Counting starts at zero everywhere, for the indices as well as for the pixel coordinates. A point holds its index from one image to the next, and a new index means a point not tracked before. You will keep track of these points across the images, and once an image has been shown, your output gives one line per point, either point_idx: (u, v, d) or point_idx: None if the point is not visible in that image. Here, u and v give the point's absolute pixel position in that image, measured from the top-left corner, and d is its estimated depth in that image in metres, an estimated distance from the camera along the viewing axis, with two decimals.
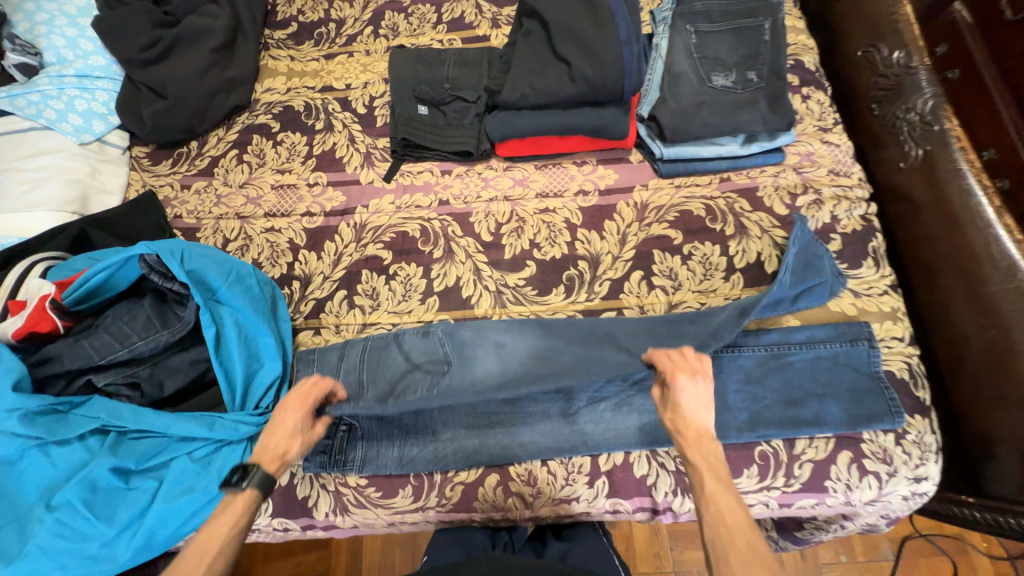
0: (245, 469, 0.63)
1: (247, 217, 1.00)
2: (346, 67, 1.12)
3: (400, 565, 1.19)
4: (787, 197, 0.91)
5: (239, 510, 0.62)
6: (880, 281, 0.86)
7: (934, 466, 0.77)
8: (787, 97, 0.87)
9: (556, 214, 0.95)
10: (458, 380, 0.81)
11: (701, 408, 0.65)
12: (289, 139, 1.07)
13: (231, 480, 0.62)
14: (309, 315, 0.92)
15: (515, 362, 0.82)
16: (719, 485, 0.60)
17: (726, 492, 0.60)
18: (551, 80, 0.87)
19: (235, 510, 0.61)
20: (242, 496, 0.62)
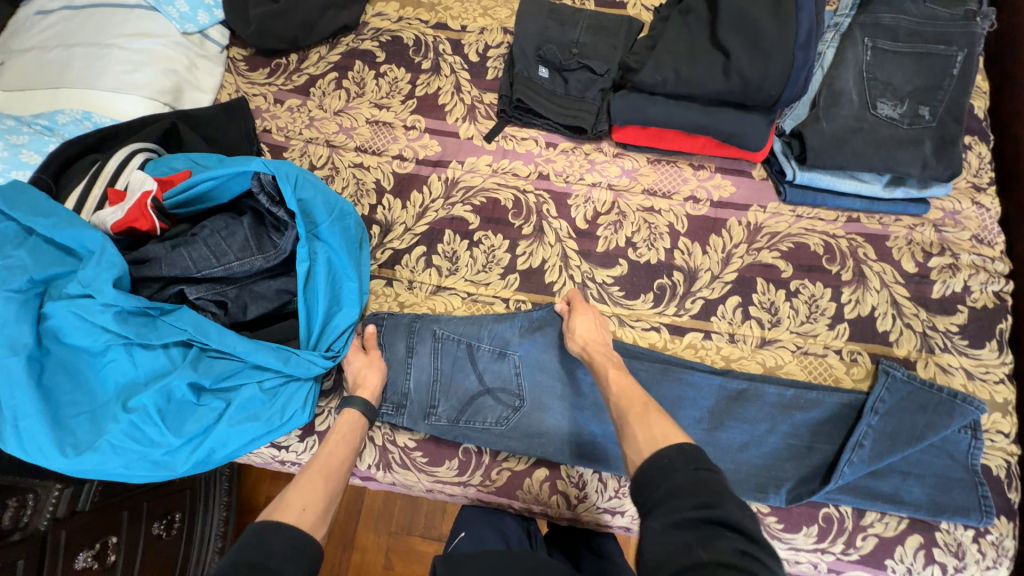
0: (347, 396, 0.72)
1: (337, 146, 0.95)
2: (465, 6, 1.04)
3: (399, 511, 1.19)
4: (919, 254, 0.83)
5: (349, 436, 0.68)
6: (999, 368, 0.79)
7: (1005, 570, 0.73)
8: (959, 145, 0.77)
9: (660, 216, 0.89)
10: (529, 421, 0.78)
11: (588, 325, 0.76)
12: (392, 73, 1.00)
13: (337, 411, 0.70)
14: (384, 264, 0.89)
15: (585, 419, 0.78)
16: (618, 372, 0.68)
17: (629, 379, 0.66)
18: (701, 69, 0.78)
19: (344, 428, 0.68)
20: (350, 420, 0.69)
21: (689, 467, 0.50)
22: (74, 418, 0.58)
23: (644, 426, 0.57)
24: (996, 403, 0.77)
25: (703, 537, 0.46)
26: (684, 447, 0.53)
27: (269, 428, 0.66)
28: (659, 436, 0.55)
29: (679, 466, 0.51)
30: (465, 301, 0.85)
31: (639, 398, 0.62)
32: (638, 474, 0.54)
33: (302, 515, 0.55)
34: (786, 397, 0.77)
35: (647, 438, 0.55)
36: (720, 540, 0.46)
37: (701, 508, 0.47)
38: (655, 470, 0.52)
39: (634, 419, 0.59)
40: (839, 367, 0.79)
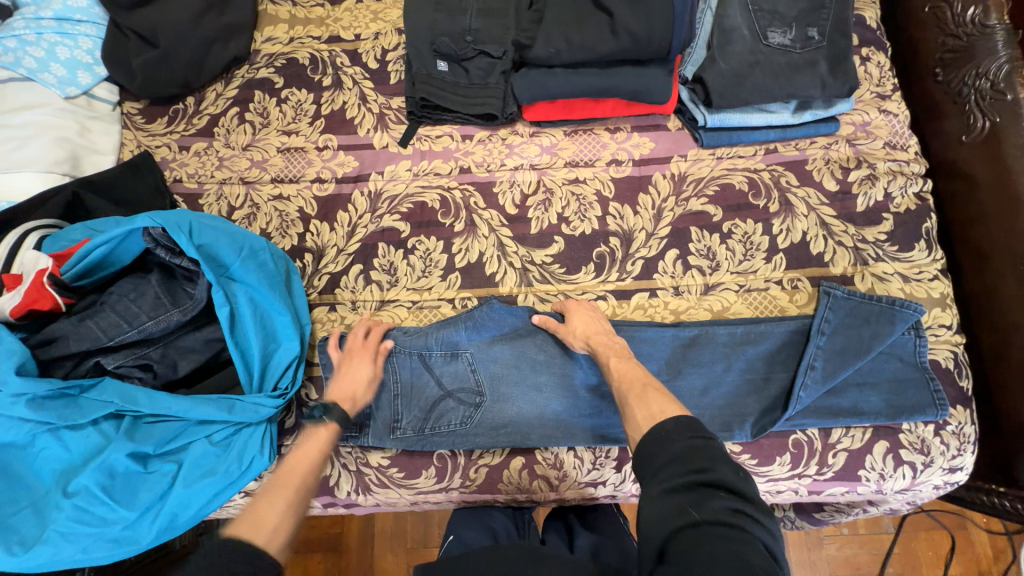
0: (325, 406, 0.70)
1: (253, 182, 0.93)
2: (354, 14, 1.01)
3: (411, 529, 1.18)
4: (839, 172, 0.84)
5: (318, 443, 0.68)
6: (931, 265, 0.81)
7: (970, 456, 0.76)
8: (851, 60, 0.79)
9: (587, 185, 0.89)
10: (492, 414, 0.78)
11: (582, 318, 0.77)
12: (294, 96, 0.98)
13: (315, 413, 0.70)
14: (323, 290, 0.87)
15: (547, 400, 0.79)
16: (619, 359, 0.70)
17: (631, 366, 0.69)
18: (589, 33, 0.78)
19: (320, 442, 0.68)
20: (326, 431, 0.69)
21: (685, 436, 0.52)
22: (17, 515, 0.56)
23: (643, 407, 0.60)
24: (934, 300, 0.80)
25: (696, 498, 0.47)
26: (684, 422, 0.54)
27: (229, 479, 0.64)
28: (658, 414, 0.58)
29: (676, 437, 0.53)
30: (411, 311, 0.85)
31: (638, 377, 0.65)
32: (639, 450, 0.55)
33: (273, 535, 0.55)
34: (736, 336, 0.78)
35: (647, 417, 0.58)
36: (713, 500, 0.47)
37: (695, 473, 0.49)
38: (654, 444, 0.54)
39: (634, 401, 0.62)
40: (783, 296, 0.80)
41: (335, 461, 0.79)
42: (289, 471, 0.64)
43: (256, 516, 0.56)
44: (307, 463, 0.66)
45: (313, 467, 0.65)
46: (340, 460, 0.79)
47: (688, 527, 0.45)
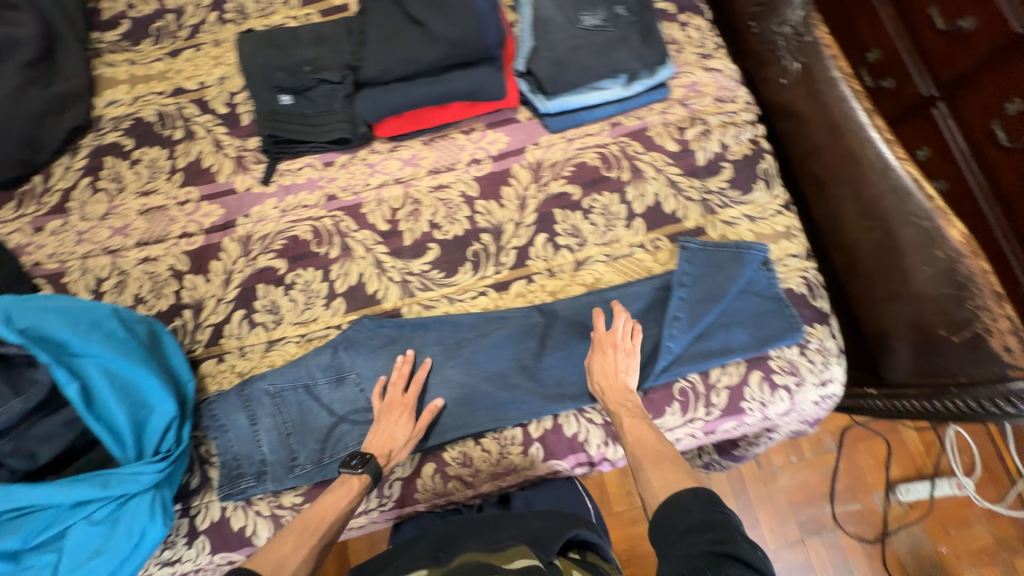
0: (363, 456, 0.72)
1: (117, 250, 0.90)
2: (196, 63, 1.01)
3: None
4: (676, 132, 0.90)
5: (353, 489, 0.71)
6: (773, 202, 0.88)
7: (836, 367, 0.82)
8: (656, 30, 0.87)
9: (451, 188, 0.91)
10: None
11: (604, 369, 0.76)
12: (147, 155, 0.96)
13: (352, 463, 0.72)
14: (208, 343, 0.86)
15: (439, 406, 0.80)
16: (635, 420, 0.71)
17: (644, 427, 0.71)
18: (409, 46, 0.81)
19: (352, 490, 0.71)
20: (359, 481, 0.71)
21: (704, 509, 0.56)
22: None
23: (659, 474, 0.63)
24: (780, 233, 0.86)
25: (711, 561, 0.50)
26: (706, 496, 0.59)
27: (123, 554, 0.64)
28: (674, 481, 0.62)
29: (696, 509, 0.57)
30: (299, 345, 0.84)
31: (653, 442, 0.68)
32: (657, 521, 0.59)
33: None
34: (610, 303, 0.83)
35: (663, 485, 0.62)
36: (728, 566, 0.49)
37: (713, 542, 0.52)
38: (673, 512, 0.58)
39: (644, 467, 0.66)
40: (647, 257, 0.85)
41: (248, 510, 0.77)
42: (317, 515, 0.68)
43: (280, 558, 0.61)
44: (336, 508, 0.69)
45: (341, 513, 0.69)
46: (253, 509, 0.77)
47: None
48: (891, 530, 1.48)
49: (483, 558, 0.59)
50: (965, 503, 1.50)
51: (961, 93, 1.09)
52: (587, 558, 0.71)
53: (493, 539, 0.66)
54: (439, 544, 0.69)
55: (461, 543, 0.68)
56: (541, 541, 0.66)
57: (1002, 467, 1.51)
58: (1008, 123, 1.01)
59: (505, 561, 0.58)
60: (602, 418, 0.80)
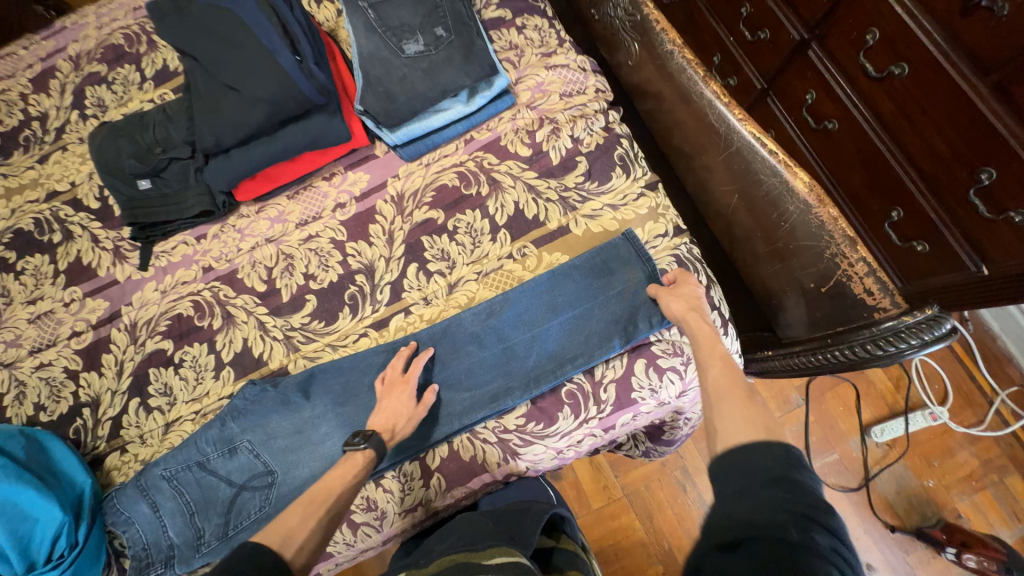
0: (364, 432, 0.72)
1: (12, 362, 0.92)
2: (64, 164, 1.02)
3: None
4: (527, 137, 0.90)
5: (359, 464, 0.71)
6: (632, 186, 0.87)
7: (723, 338, 0.82)
8: (480, 44, 0.87)
9: (320, 237, 0.92)
10: (287, 486, 0.80)
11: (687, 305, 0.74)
12: (30, 264, 0.97)
13: (354, 440, 0.72)
14: (109, 437, 0.87)
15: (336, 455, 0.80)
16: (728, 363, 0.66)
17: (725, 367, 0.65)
18: (233, 113, 0.81)
19: (355, 465, 0.70)
20: (362, 456, 0.71)
21: (796, 468, 0.48)
22: None
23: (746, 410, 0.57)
24: (644, 216, 0.85)
25: (796, 518, 0.42)
26: (789, 447, 0.50)
27: None
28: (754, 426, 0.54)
29: (775, 465, 0.48)
30: (195, 422, 0.85)
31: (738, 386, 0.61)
32: (725, 458, 0.53)
33: (297, 552, 0.59)
34: (485, 320, 0.83)
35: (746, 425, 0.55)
36: (818, 533, 0.41)
37: (801, 504, 0.43)
38: (747, 458, 0.50)
39: (719, 411, 0.59)
40: (517, 266, 0.85)
41: None
42: (324, 488, 0.68)
43: (286, 530, 0.61)
44: (343, 481, 0.69)
45: (347, 486, 0.68)
46: None
47: (770, 538, 0.41)
48: (873, 473, 1.41)
49: (463, 559, 0.62)
50: (945, 432, 1.44)
51: (827, 32, 1.04)
52: (562, 542, 0.76)
53: (471, 536, 0.69)
54: (419, 554, 0.71)
55: (440, 546, 0.70)
56: (519, 533, 0.70)
57: (977, 389, 1.46)
58: (872, 53, 0.97)
59: (485, 556, 0.62)
60: (496, 435, 0.80)
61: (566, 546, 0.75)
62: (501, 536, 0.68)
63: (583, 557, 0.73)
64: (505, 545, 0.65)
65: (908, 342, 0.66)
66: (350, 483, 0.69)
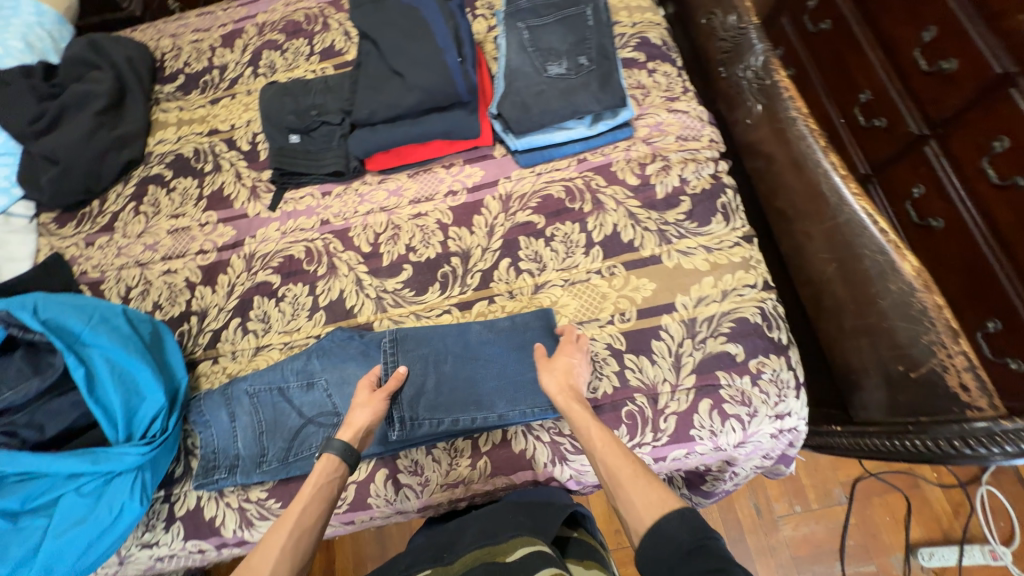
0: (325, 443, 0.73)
1: (146, 263, 1.06)
2: (230, 109, 1.19)
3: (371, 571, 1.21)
4: (637, 168, 0.96)
5: (321, 475, 0.70)
6: (730, 234, 0.90)
7: (794, 401, 0.81)
8: (617, 76, 0.93)
9: (428, 216, 1.00)
10: None
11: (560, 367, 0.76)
12: (181, 184, 1.13)
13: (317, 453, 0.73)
14: (207, 346, 0.97)
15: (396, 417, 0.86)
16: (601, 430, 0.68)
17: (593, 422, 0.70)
18: (391, 94, 0.93)
19: (318, 475, 0.70)
20: (324, 462, 0.71)
21: (696, 536, 0.53)
22: None
23: (641, 492, 0.60)
24: (736, 264, 0.88)
25: None
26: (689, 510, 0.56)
27: (101, 527, 0.73)
28: (659, 502, 0.58)
29: (683, 538, 0.54)
30: (282, 351, 0.94)
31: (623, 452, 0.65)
32: (644, 544, 0.56)
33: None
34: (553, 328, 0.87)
35: (647, 505, 0.58)
36: None
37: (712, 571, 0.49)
38: (659, 543, 0.55)
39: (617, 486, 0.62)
40: (603, 283, 0.89)
41: (220, 501, 0.86)
42: (291, 509, 0.66)
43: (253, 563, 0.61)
44: (304, 497, 0.68)
45: (310, 499, 0.67)
46: (224, 500, 0.86)
47: None
48: None
49: (487, 558, 0.65)
50: None
51: (952, 133, 1.04)
52: (580, 535, 0.77)
53: (492, 531, 0.72)
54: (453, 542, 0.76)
55: (459, 540, 0.73)
56: (538, 523, 0.72)
57: None
58: (997, 161, 0.95)
59: (507, 553, 0.65)
60: (549, 435, 0.83)
61: (580, 536, 0.77)
62: (522, 528, 0.70)
63: (601, 552, 0.74)
64: (525, 537, 0.67)
65: (999, 448, 0.64)
66: (313, 498, 0.67)
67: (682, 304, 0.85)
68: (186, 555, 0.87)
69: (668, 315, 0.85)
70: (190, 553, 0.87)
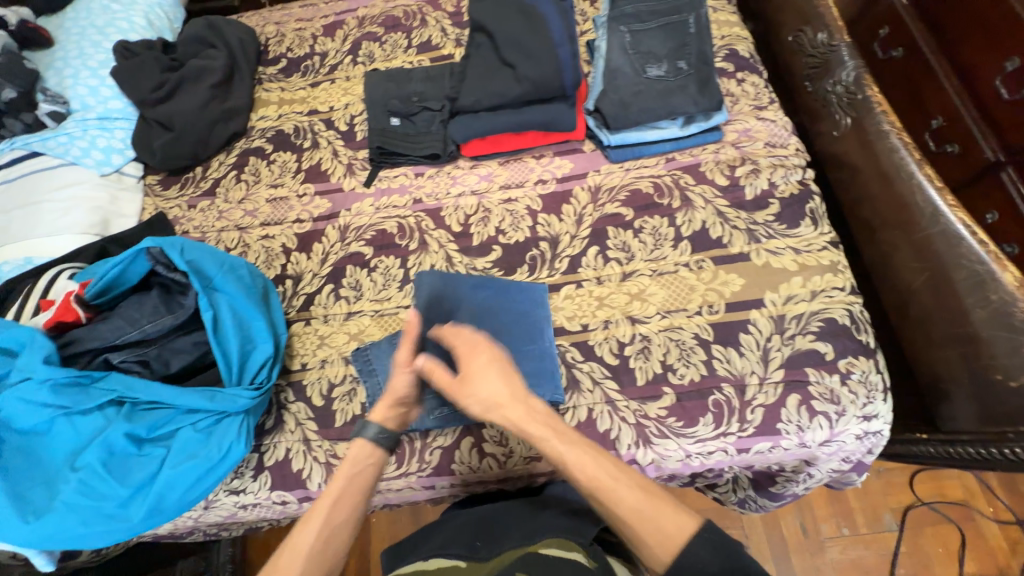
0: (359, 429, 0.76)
1: (246, 227, 1.12)
2: (329, 92, 1.26)
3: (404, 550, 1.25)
4: (727, 169, 0.99)
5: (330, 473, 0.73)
6: (819, 238, 0.92)
7: (881, 404, 0.81)
8: (715, 81, 0.98)
9: (518, 202, 1.05)
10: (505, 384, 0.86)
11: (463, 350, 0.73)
12: (281, 158, 1.19)
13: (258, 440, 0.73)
14: (300, 308, 1.02)
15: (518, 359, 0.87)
16: (585, 454, 0.66)
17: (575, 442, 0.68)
18: (499, 84, 0.99)
19: (343, 473, 0.73)
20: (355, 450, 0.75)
21: (719, 557, 0.58)
22: (32, 489, 0.68)
23: (653, 525, 0.61)
24: (824, 267, 0.90)
25: None
26: (704, 529, 0.60)
27: (210, 463, 0.75)
28: (679, 534, 0.60)
29: (708, 557, 0.58)
30: (373, 318, 0.98)
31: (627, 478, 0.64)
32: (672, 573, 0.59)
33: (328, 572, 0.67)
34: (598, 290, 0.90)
35: (666, 540, 0.60)
36: None
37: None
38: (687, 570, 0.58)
39: (630, 524, 0.62)
40: (691, 276, 0.92)
41: (308, 455, 0.89)
42: (340, 487, 0.72)
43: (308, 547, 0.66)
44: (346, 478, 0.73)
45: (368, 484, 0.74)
46: (312, 454, 0.89)
47: None
48: None
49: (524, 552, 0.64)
50: None
51: None
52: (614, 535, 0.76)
53: (530, 527, 0.70)
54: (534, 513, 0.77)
55: (495, 530, 0.72)
56: (575, 523, 0.71)
57: None
58: None
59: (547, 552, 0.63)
60: (635, 418, 0.84)
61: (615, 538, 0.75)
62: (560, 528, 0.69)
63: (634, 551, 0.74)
64: (563, 538, 0.66)
65: None
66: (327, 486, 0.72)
67: (771, 301, 0.87)
68: (269, 505, 0.90)
69: (756, 310, 0.87)
70: (273, 504, 0.90)
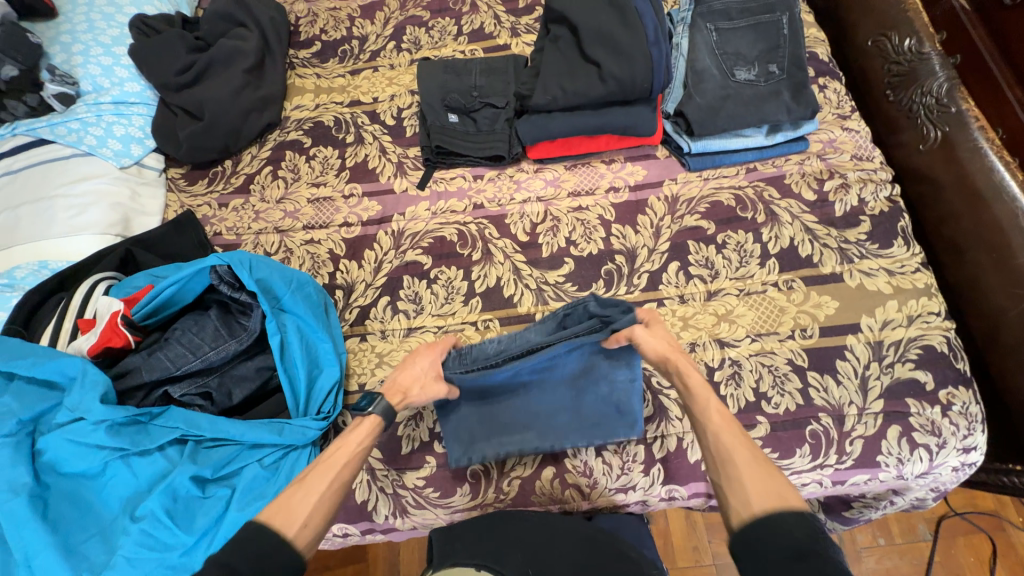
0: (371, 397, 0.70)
1: (286, 230, 1.02)
2: (373, 82, 1.16)
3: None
4: (814, 183, 0.94)
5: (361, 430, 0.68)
6: (911, 259, 0.88)
7: (981, 435, 0.78)
8: (810, 87, 0.91)
9: (589, 211, 0.98)
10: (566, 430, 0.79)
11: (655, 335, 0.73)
12: (321, 153, 1.09)
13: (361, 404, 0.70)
14: (354, 323, 0.93)
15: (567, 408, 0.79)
16: (718, 406, 0.65)
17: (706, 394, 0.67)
18: (581, 81, 0.92)
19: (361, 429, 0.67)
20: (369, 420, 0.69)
21: (810, 539, 0.49)
22: (86, 543, 0.60)
23: (752, 476, 0.56)
24: (919, 290, 0.86)
25: None
26: (806, 516, 0.51)
27: None
28: (779, 498, 0.53)
29: (800, 536, 0.49)
30: (437, 335, 0.91)
31: (739, 435, 0.61)
32: (743, 532, 0.53)
33: (302, 531, 0.56)
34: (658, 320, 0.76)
35: (762, 495, 0.54)
36: None
37: None
38: (770, 531, 0.51)
39: (726, 468, 0.59)
40: (780, 297, 0.87)
41: (373, 485, 0.82)
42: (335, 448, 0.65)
43: (293, 501, 0.58)
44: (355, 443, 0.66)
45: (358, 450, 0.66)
46: (377, 485, 0.82)
47: None
48: None
49: None
50: None
51: None
52: None
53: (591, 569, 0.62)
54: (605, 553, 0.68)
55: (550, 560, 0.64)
56: None
57: None
58: None
59: None
60: None
61: None
62: None
63: None
64: None
65: None
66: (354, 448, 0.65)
67: (867, 326, 0.84)
68: (329, 537, 0.85)
69: (853, 336, 0.83)
70: (334, 536, 0.84)
